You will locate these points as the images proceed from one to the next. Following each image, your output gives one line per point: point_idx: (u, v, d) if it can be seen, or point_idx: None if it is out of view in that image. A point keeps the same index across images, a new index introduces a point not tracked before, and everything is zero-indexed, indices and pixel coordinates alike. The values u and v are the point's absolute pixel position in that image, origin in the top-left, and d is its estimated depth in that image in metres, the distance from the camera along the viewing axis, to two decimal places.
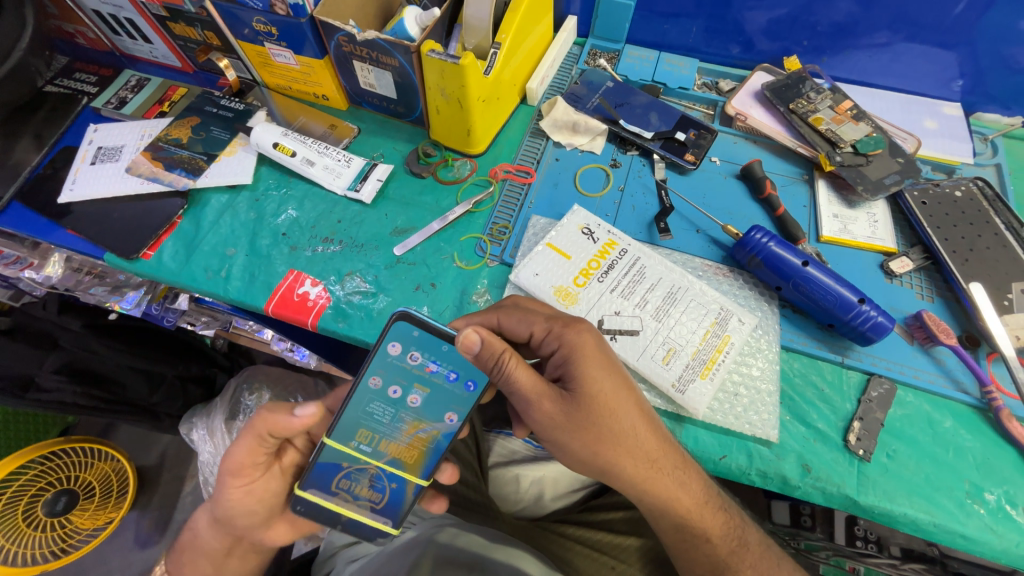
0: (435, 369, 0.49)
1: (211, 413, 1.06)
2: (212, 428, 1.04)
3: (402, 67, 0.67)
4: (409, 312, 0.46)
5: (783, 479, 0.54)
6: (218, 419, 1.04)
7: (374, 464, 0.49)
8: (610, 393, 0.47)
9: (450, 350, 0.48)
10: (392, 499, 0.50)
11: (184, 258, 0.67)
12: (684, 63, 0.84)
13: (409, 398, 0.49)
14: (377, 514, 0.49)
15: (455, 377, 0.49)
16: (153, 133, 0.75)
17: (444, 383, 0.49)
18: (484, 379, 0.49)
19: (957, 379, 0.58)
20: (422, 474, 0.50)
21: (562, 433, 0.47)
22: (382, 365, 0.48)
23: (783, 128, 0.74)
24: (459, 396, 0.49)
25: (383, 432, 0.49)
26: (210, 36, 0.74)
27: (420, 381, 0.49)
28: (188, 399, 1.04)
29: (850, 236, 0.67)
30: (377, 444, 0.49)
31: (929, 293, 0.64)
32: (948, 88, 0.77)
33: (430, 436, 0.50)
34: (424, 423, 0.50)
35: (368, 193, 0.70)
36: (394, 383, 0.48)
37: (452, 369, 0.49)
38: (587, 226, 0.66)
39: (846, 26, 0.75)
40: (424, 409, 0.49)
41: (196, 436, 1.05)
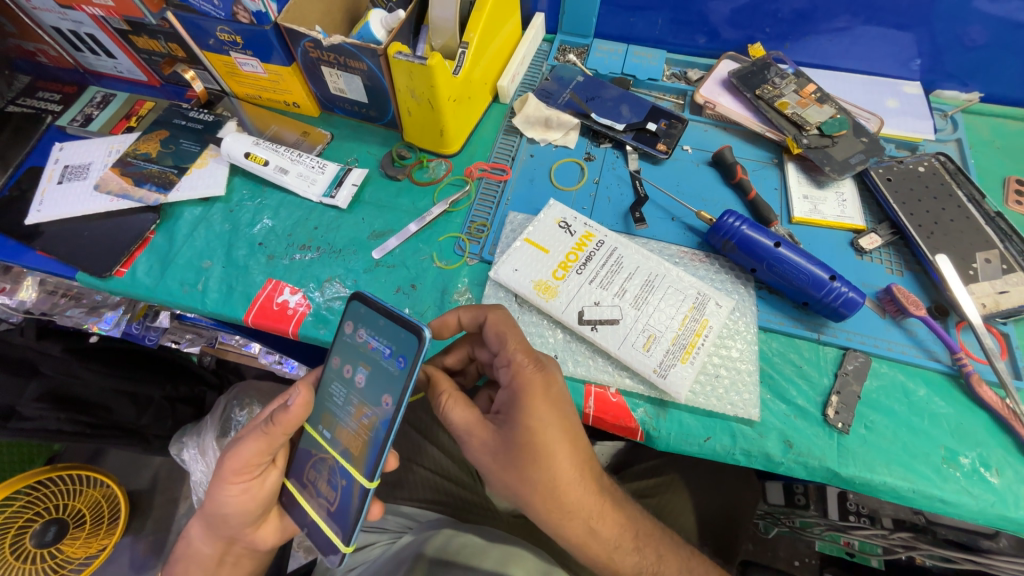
0: (374, 345, 0.48)
1: (201, 431, 1.04)
2: (203, 447, 1.02)
3: (371, 71, 0.67)
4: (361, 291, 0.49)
5: (766, 456, 0.55)
6: (209, 437, 1.02)
7: (333, 456, 0.50)
8: (550, 432, 0.46)
9: (385, 325, 0.46)
10: (343, 503, 0.49)
11: (159, 273, 0.66)
12: (653, 54, 0.86)
13: (359, 377, 0.49)
14: (333, 518, 0.50)
15: (390, 353, 0.47)
16: (121, 149, 0.74)
17: (384, 361, 0.47)
18: (413, 355, 0.45)
19: (928, 349, 0.60)
20: (365, 473, 0.46)
21: (517, 463, 0.45)
22: (341, 344, 0.51)
23: (751, 114, 0.76)
24: (392, 373, 0.46)
25: (339, 418, 0.50)
26: (175, 47, 0.73)
27: (364, 359, 0.49)
28: (177, 418, 1.02)
29: (821, 216, 0.68)
30: (335, 432, 0.50)
31: (898, 267, 0.65)
32: (907, 68, 0.80)
33: (371, 423, 0.47)
34: (367, 408, 0.48)
35: (344, 198, 0.70)
36: (349, 360, 0.50)
37: (387, 344, 0.47)
38: (564, 220, 0.66)
39: (806, 12, 0.77)
40: (372, 390, 0.48)
41: (188, 455, 1.04)
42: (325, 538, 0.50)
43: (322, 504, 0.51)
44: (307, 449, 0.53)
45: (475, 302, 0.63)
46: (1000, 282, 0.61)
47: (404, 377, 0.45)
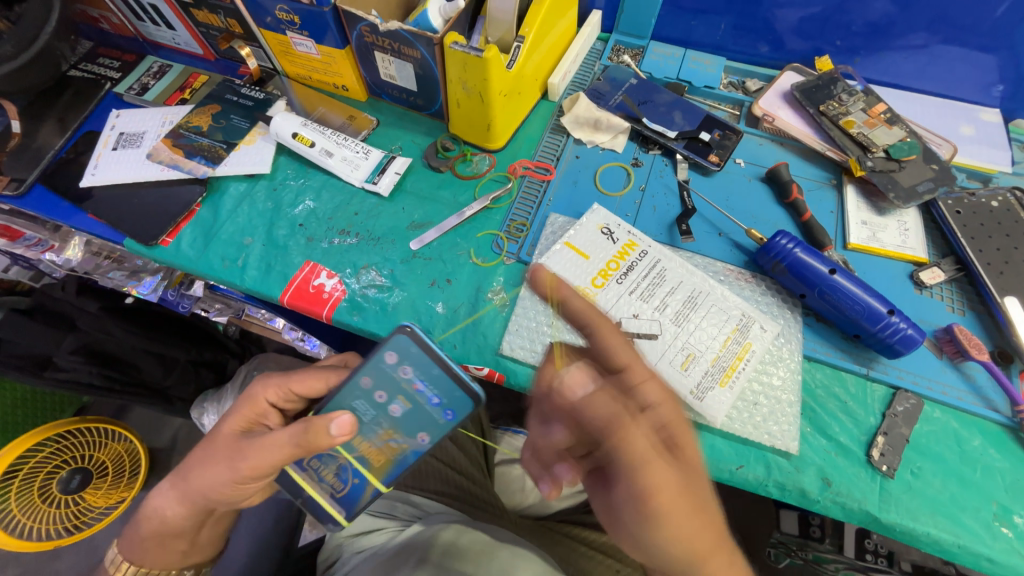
0: (420, 389, 0.47)
1: (222, 398, 1.06)
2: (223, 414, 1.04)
3: (424, 59, 0.66)
4: (411, 327, 0.44)
5: (801, 492, 0.52)
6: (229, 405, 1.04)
7: (347, 457, 0.53)
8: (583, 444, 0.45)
9: (440, 377, 0.46)
10: (353, 493, 0.55)
11: (202, 246, 0.67)
12: (711, 61, 0.82)
13: (394, 408, 0.49)
14: (335, 500, 0.55)
15: (437, 402, 0.47)
16: (174, 120, 0.75)
17: (426, 406, 0.48)
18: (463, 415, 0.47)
19: (987, 397, 0.56)
20: (383, 480, 0.54)
21: None
22: (375, 370, 0.47)
23: (812, 131, 0.72)
24: (435, 422, 0.48)
25: (361, 430, 0.50)
26: (233, 23, 0.74)
27: (404, 395, 0.48)
28: (200, 383, 1.05)
29: (879, 244, 0.65)
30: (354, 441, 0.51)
31: (960, 306, 0.61)
32: (987, 94, 0.75)
33: (399, 448, 0.52)
34: (398, 434, 0.51)
35: (386, 185, 0.69)
36: (381, 388, 0.48)
37: (436, 394, 0.47)
38: (607, 226, 0.64)
39: (882, 27, 0.72)
40: (405, 423, 0.50)
41: (207, 421, 1.06)
42: (324, 512, 0.56)
43: (323, 487, 0.55)
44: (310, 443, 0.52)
45: (509, 303, 0.62)
46: None
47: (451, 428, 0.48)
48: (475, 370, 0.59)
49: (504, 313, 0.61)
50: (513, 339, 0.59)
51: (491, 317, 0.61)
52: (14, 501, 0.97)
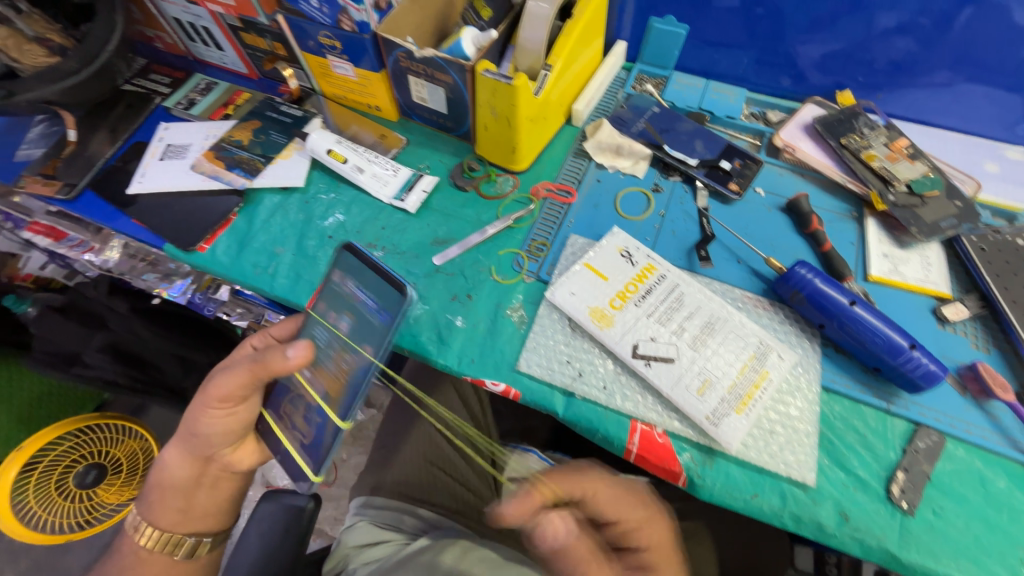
0: (364, 300, 0.57)
1: None
2: None
3: (456, 84, 0.70)
4: (353, 244, 0.58)
5: (818, 525, 0.52)
6: None
7: (312, 398, 0.61)
8: None
9: (374, 281, 0.56)
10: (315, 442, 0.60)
11: (236, 253, 0.70)
12: (733, 92, 0.84)
13: (343, 324, 0.59)
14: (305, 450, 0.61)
15: (374, 307, 0.56)
16: (217, 134, 0.79)
17: (366, 311, 0.57)
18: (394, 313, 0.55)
19: (1013, 438, 0.55)
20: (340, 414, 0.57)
21: None
22: (329, 293, 0.61)
23: (833, 163, 0.73)
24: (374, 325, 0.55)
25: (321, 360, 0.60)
26: (278, 46, 0.78)
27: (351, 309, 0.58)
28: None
29: (901, 277, 0.64)
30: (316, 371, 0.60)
31: (984, 344, 0.60)
32: (1013, 132, 0.75)
33: (350, 368, 0.57)
34: (349, 350, 0.58)
35: (413, 203, 0.72)
36: (332, 309, 0.60)
37: (373, 298, 0.56)
38: (626, 249, 0.66)
39: (905, 64, 0.74)
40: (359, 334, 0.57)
41: None
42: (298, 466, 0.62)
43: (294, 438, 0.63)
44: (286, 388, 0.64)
45: (528, 321, 0.63)
46: None
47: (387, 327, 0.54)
48: (492, 385, 0.60)
49: (522, 330, 0.63)
50: (531, 355, 0.60)
51: (509, 334, 0.63)
52: (32, 491, 1.00)
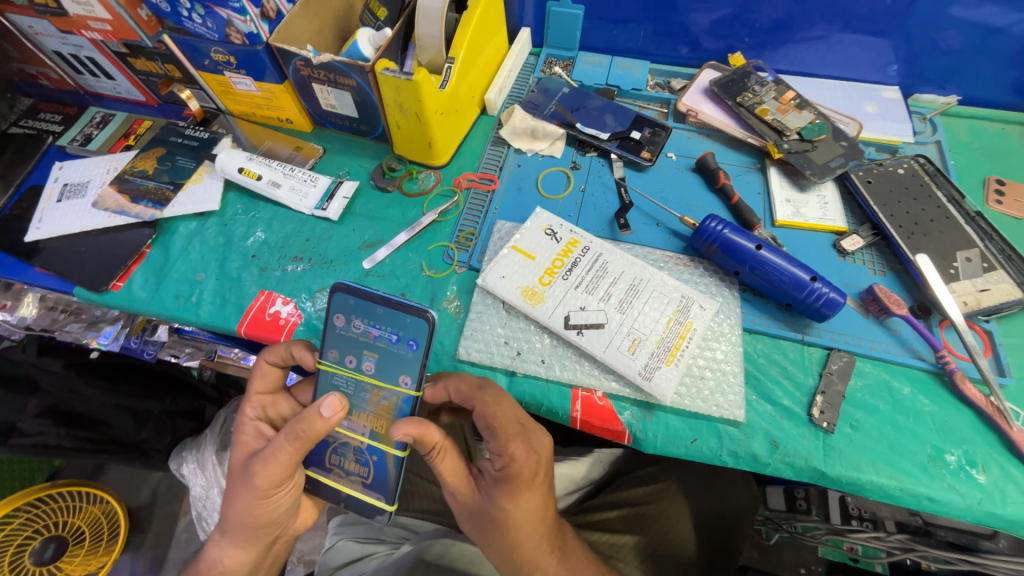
0: (377, 333, 0.52)
1: (200, 446, 1.00)
2: (202, 462, 0.98)
3: (360, 87, 0.69)
4: (328, 399, 0.48)
5: (753, 457, 0.55)
6: (208, 453, 0.98)
7: (357, 439, 0.55)
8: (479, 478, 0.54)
9: (383, 312, 0.52)
10: (379, 474, 0.55)
11: (154, 286, 0.67)
12: (636, 65, 0.88)
13: (366, 364, 0.53)
14: (369, 487, 0.56)
15: (397, 338, 0.52)
16: (118, 166, 0.76)
17: (390, 347, 0.52)
18: (422, 335, 0.51)
19: (912, 347, 0.60)
20: (396, 446, 0.53)
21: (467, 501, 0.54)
22: (335, 338, 0.54)
23: (733, 121, 0.77)
24: (404, 357, 0.51)
25: (354, 402, 0.54)
26: (171, 68, 0.75)
27: (371, 349, 0.53)
28: (177, 433, 1.01)
29: (803, 219, 0.69)
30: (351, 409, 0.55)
31: (881, 268, 0.66)
32: (885, 73, 0.82)
33: (392, 402, 0.53)
34: (384, 390, 0.53)
35: (335, 210, 0.71)
36: (349, 352, 0.54)
37: (392, 331, 0.52)
38: (550, 227, 0.68)
39: (784, 22, 0.79)
40: (386, 371, 0.53)
41: (186, 471, 1.00)
42: (366, 504, 0.57)
43: (353, 479, 0.56)
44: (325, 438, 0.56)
45: (464, 309, 0.64)
46: (981, 281, 0.62)
47: (420, 354, 0.51)
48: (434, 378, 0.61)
49: (458, 320, 0.64)
50: (469, 343, 0.61)
51: (447, 327, 0.63)
52: None
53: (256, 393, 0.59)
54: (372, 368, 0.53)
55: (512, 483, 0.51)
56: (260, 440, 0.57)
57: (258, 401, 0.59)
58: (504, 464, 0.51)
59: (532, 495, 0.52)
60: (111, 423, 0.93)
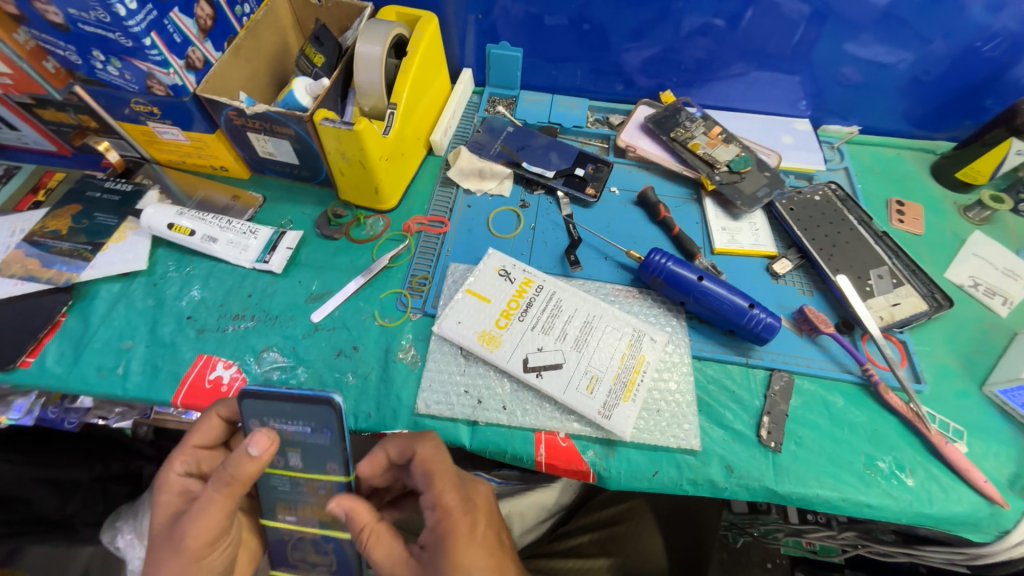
0: (294, 429, 0.49)
1: (138, 511, 0.89)
2: (140, 529, 0.87)
3: (299, 135, 0.67)
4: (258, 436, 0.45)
5: (711, 483, 0.57)
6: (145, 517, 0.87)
7: (313, 476, 0.52)
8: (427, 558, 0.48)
9: (292, 406, 0.48)
10: None
11: (72, 360, 0.61)
12: (576, 103, 0.91)
13: (293, 461, 0.51)
14: (337, 526, 0.55)
15: (313, 430, 0.49)
16: (25, 227, 0.68)
17: (307, 439, 0.50)
18: (336, 420, 0.49)
19: (841, 362, 0.65)
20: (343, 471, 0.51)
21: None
22: None
23: (669, 155, 0.82)
24: (326, 448, 0.50)
25: (298, 502, 0.54)
26: (85, 118, 0.69)
27: (292, 444, 0.50)
28: (109, 499, 0.93)
29: (738, 245, 0.74)
30: (299, 512, 0.54)
31: (808, 288, 0.72)
32: (797, 107, 0.90)
33: (329, 492, 0.52)
34: (318, 479, 0.52)
35: (278, 262, 0.68)
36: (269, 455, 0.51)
37: (306, 425, 0.49)
38: (503, 268, 0.68)
39: (706, 62, 0.86)
40: (314, 461, 0.51)
41: (122, 543, 0.88)
42: (334, 541, 0.56)
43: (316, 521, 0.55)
44: (272, 486, 0.53)
45: (421, 358, 0.63)
46: (892, 296, 0.68)
47: (338, 441, 0.49)
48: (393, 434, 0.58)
49: (416, 370, 0.62)
50: (428, 395, 0.59)
51: (404, 378, 0.61)
52: None
53: (192, 445, 0.53)
54: (301, 461, 0.51)
55: (447, 540, 0.47)
56: (187, 498, 0.51)
57: (193, 454, 0.52)
58: (437, 521, 0.48)
59: (478, 551, 0.46)
60: (31, 498, 0.86)
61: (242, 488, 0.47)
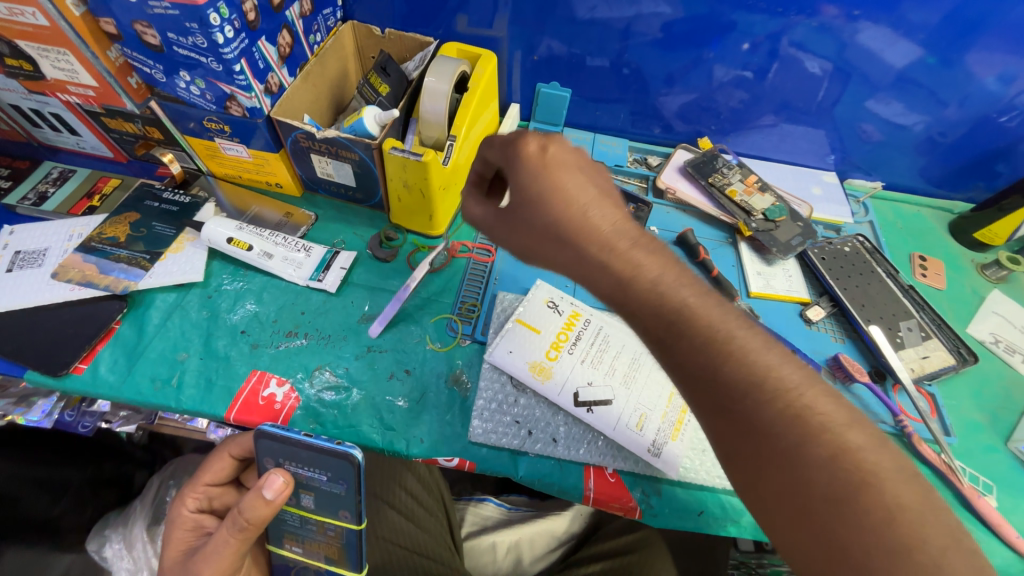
0: (309, 475, 0.54)
1: (129, 521, 0.91)
2: (130, 540, 0.88)
3: (363, 160, 0.70)
4: (275, 478, 0.48)
5: (755, 526, 0.58)
6: (138, 527, 0.88)
7: (320, 519, 0.57)
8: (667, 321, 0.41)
9: (311, 456, 0.52)
10: (346, 548, 0.59)
11: (125, 369, 0.61)
12: (617, 142, 0.96)
13: (306, 501, 0.56)
14: (339, 563, 0.60)
15: (329, 478, 0.54)
16: (83, 232, 0.69)
17: (322, 487, 0.54)
18: (350, 472, 0.53)
19: (874, 411, 0.68)
20: (351, 522, 0.56)
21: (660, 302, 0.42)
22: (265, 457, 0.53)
23: (706, 199, 0.86)
24: (339, 498, 0.54)
25: (304, 535, 0.59)
26: (152, 130, 0.71)
27: (308, 488, 0.55)
28: (99, 504, 0.94)
29: (773, 290, 0.77)
30: (304, 544, 0.60)
31: (840, 336, 0.75)
32: (825, 160, 0.95)
33: (338, 532, 0.57)
34: (328, 522, 0.57)
35: (332, 281, 0.70)
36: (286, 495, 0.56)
37: (323, 472, 0.53)
38: (551, 300, 0.70)
39: (743, 113, 0.90)
40: (327, 506, 0.56)
41: (110, 553, 0.88)
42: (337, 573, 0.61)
43: (320, 555, 0.60)
44: (278, 526, 0.59)
45: (471, 386, 0.64)
46: (922, 348, 0.72)
47: (353, 493, 0.54)
48: (445, 462, 0.59)
49: (466, 398, 0.63)
50: (480, 423, 0.60)
51: (455, 404, 0.62)
52: None
53: (203, 483, 0.58)
54: (315, 501, 0.56)
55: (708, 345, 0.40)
56: (199, 533, 0.56)
57: (205, 492, 0.58)
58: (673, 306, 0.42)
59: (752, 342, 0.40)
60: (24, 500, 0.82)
61: (254, 532, 0.50)
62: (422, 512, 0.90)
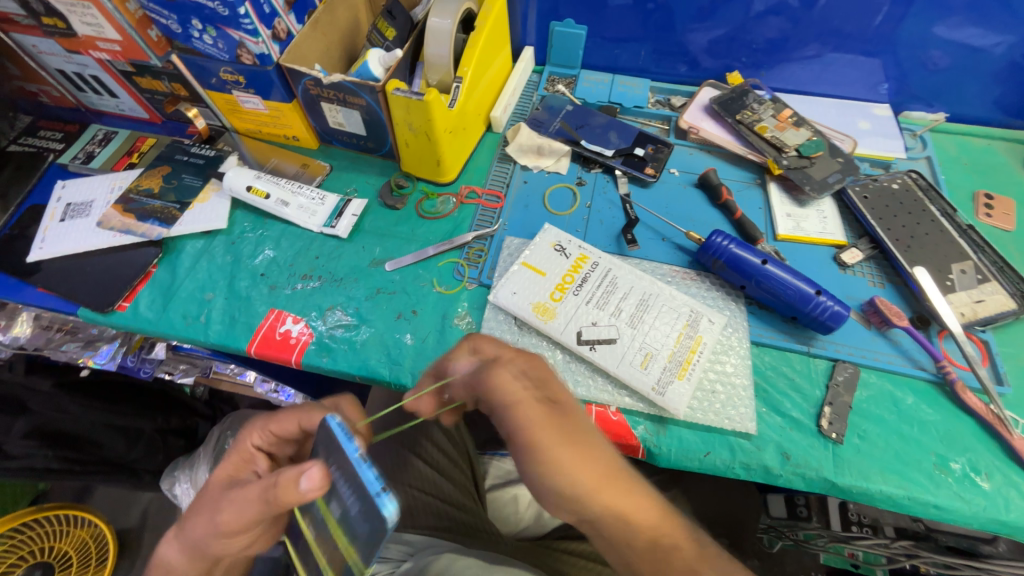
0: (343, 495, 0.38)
1: (194, 464, 1.02)
2: (196, 480, 1.00)
3: (369, 106, 0.70)
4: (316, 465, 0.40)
5: (765, 469, 0.56)
6: (201, 470, 1.00)
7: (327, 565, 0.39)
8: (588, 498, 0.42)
9: (355, 471, 0.36)
10: None
11: (161, 307, 0.66)
12: (637, 83, 0.90)
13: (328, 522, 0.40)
14: None
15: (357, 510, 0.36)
16: (123, 185, 0.75)
17: (359, 502, 0.40)
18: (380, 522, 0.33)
19: (914, 357, 0.62)
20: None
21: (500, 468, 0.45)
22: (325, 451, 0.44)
23: (733, 138, 0.80)
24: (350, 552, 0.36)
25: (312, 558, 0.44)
26: (178, 87, 0.75)
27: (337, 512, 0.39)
28: (168, 450, 1.02)
29: (804, 233, 0.71)
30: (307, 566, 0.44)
31: (880, 280, 0.68)
32: (876, 91, 0.85)
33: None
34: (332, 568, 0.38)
35: (344, 227, 0.72)
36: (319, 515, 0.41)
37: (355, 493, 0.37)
38: (559, 243, 0.68)
39: (779, 42, 0.82)
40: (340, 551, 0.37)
41: (179, 490, 1.01)
42: None
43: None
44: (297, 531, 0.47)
45: (476, 325, 0.64)
46: (976, 292, 0.64)
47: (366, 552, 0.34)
48: None
49: None
50: None
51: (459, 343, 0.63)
52: None
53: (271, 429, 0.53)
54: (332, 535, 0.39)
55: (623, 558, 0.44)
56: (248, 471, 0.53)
57: (270, 435, 0.54)
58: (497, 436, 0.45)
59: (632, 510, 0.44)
60: None
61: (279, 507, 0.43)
62: (446, 463, 0.91)
